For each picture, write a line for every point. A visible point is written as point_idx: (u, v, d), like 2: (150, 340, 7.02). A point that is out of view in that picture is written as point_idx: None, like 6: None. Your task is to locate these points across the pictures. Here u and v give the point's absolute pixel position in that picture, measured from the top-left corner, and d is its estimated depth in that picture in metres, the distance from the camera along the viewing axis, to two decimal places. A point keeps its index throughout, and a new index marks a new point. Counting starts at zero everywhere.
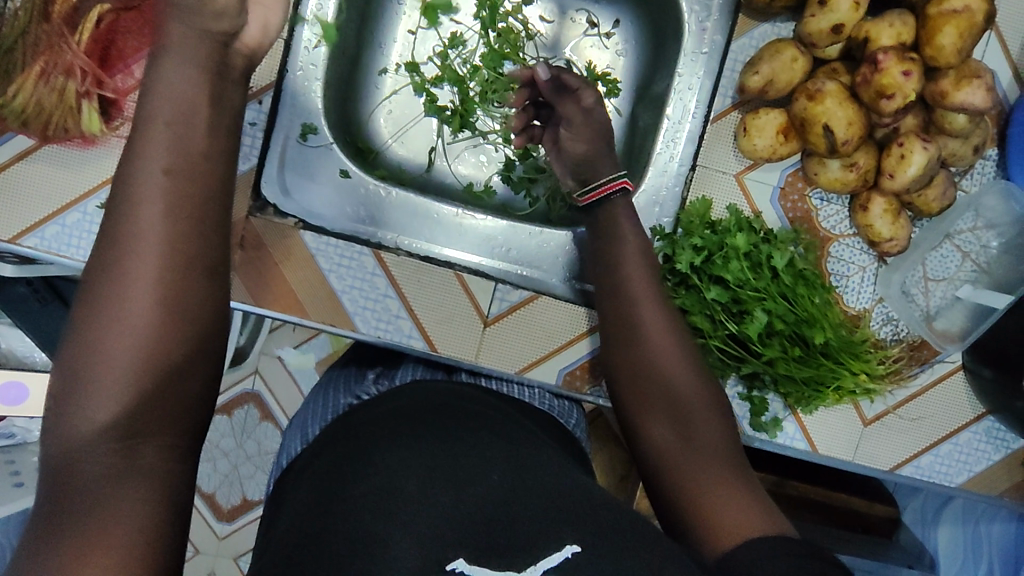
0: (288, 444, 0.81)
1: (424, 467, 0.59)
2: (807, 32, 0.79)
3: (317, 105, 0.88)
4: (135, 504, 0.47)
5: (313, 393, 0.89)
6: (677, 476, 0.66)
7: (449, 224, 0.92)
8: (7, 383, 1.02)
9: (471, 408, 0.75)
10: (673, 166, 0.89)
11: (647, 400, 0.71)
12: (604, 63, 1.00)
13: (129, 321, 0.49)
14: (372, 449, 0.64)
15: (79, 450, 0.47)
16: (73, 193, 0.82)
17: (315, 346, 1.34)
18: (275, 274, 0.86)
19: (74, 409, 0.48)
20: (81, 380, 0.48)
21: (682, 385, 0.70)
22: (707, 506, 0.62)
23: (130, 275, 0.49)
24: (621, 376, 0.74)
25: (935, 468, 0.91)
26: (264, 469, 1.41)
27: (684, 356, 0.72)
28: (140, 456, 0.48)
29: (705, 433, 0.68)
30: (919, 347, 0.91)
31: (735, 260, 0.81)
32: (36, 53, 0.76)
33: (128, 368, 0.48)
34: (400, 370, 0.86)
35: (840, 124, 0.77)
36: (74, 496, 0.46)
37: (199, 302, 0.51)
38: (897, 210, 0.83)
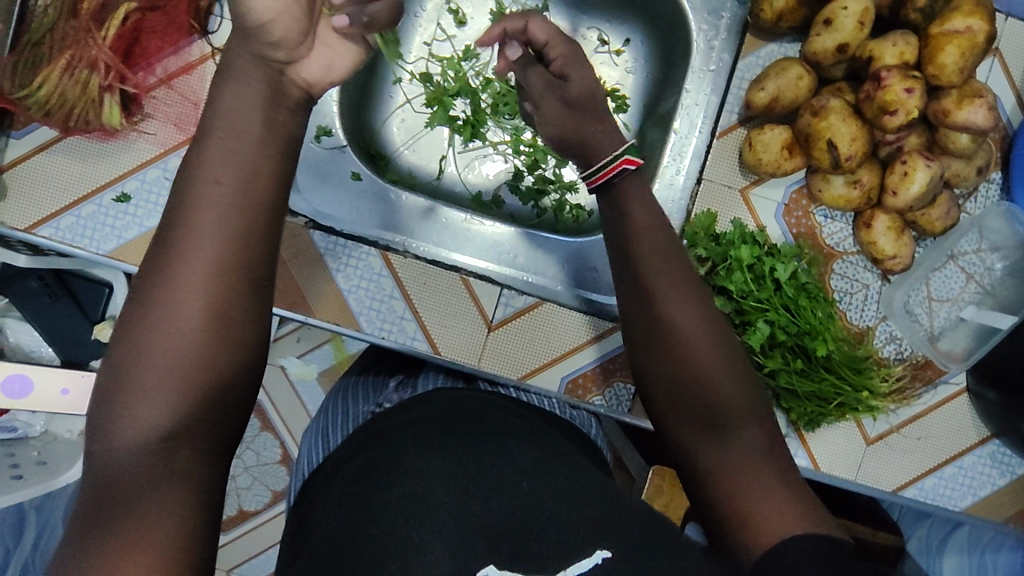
0: (310, 454, 0.82)
1: (449, 474, 0.60)
2: (812, 51, 0.81)
3: (333, 109, 0.90)
4: (171, 503, 0.46)
5: (331, 401, 0.90)
6: (715, 481, 0.61)
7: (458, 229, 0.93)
8: (12, 375, 1.03)
9: (495, 415, 0.74)
10: (680, 180, 0.89)
11: (678, 403, 0.64)
12: (613, 79, 1.03)
13: (173, 328, 0.51)
14: (394, 458, 0.64)
15: (123, 451, 0.48)
16: (90, 185, 0.83)
17: (318, 357, 1.35)
18: (286, 274, 0.88)
19: (122, 412, 0.49)
20: (124, 382, 0.50)
21: (722, 386, 0.63)
22: (744, 514, 0.58)
23: (172, 272, 0.51)
24: (655, 375, 0.65)
25: (940, 491, 0.89)
26: (261, 480, 1.41)
27: (720, 352, 0.64)
28: (175, 459, 0.49)
29: (742, 434, 0.62)
30: (923, 367, 0.90)
31: (738, 271, 0.82)
32: (64, 48, 0.81)
33: (169, 372, 0.50)
34: (422, 377, 0.84)
35: (843, 140, 0.79)
36: (116, 493, 0.47)
37: (244, 303, 0.53)
38: (900, 228, 0.84)
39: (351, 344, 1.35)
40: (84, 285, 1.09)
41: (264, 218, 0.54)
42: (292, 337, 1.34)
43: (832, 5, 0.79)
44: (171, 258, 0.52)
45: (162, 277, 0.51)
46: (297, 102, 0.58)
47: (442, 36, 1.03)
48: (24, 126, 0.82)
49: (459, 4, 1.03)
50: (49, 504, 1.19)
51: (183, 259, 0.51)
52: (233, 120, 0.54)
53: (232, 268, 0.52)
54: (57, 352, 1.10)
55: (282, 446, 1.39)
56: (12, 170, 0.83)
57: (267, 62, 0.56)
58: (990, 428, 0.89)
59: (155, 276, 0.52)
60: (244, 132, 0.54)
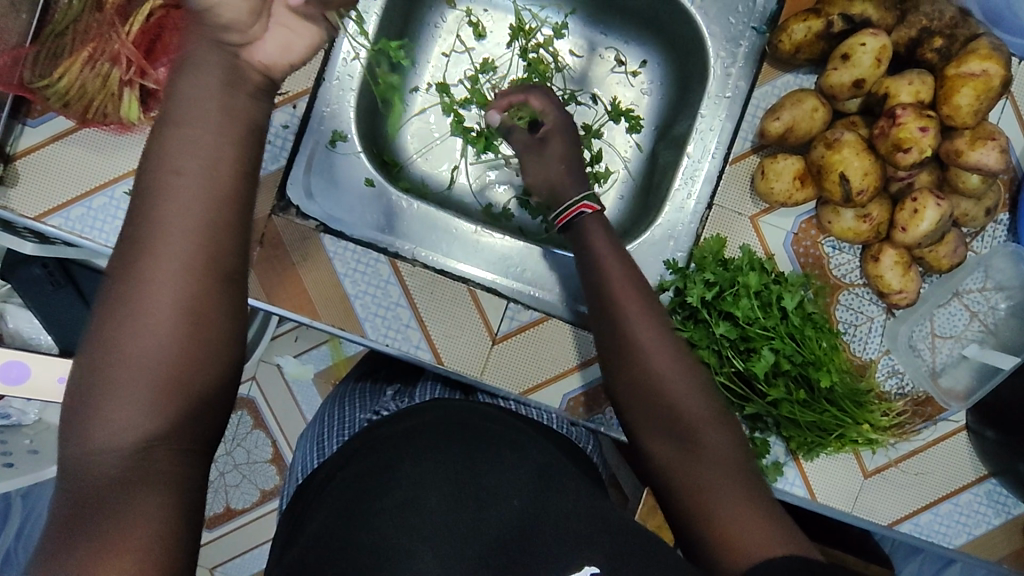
0: (304, 459, 0.83)
1: (448, 489, 0.61)
2: (828, 84, 0.82)
3: (348, 114, 0.88)
4: (153, 504, 0.49)
5: (327, 406, 0.92)
6: (692, 490, 0.63)
7: (463, 237, 0.91)
8: (9, 362, 1.03)
9: (494, 428, 0.73)
10: (690, 205, 0.90)
11: (649, 416, 0.67)
12: (628, 99, 1.05)
13: (146, 328, 0.51)
14: (393, 466, 0.65)
15: (99, 453, 0.50)
16: (102, 176, 0.83)
17: (316, 357, 1.36)
18: (291, 274, 0.87)
19: (96, 414, 0.50)
20: (102, 383, 0.50)
21: (689, 402, 0.66)
22: (719, 526, 0.60)
23: (144, 272, 0.51)
24: (626, 395, 0.68)
25: (934, 528, 0.90)
26: (250, 478, 1.40)
27: (685, 372, 0.67)
28: (153, 460, 0.51)
29: (712, 444, 0.64)
30: (924, 403, 0.90)
31: (746, 297, 0.82)
32: (86, 40, 0.80)
33: (144, 373, 0.51)
34: (420, 388, 0.86)
35: (855, 174, 0.79)
36: (99, 494, 0.49)
37: (217, 298, 0.53)
38: (907, 263, 0.85)
39: (349, 346, 1.36)
40: (92, 279, 1.09)
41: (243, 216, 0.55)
42: (291, 336, 1.35)
43: (850, 41, 0.79)
44: (150, 257, 0.52)
45: (161, 274, 0.51)
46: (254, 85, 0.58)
47: (461, 48, 1.04)
48: (40, 115, 0.82)
49: (480, 18, 1.05)
50: (36, 493, 1.18)
51: (156, 255, 0.52)
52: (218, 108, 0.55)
53: (200, 270, 0.52)
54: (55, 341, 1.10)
55: (274, 445, 1.38)
56: (25, 159, 0.83)
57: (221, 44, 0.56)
58: (987, 467, 0.90)
59: (141, 275, 0.51)
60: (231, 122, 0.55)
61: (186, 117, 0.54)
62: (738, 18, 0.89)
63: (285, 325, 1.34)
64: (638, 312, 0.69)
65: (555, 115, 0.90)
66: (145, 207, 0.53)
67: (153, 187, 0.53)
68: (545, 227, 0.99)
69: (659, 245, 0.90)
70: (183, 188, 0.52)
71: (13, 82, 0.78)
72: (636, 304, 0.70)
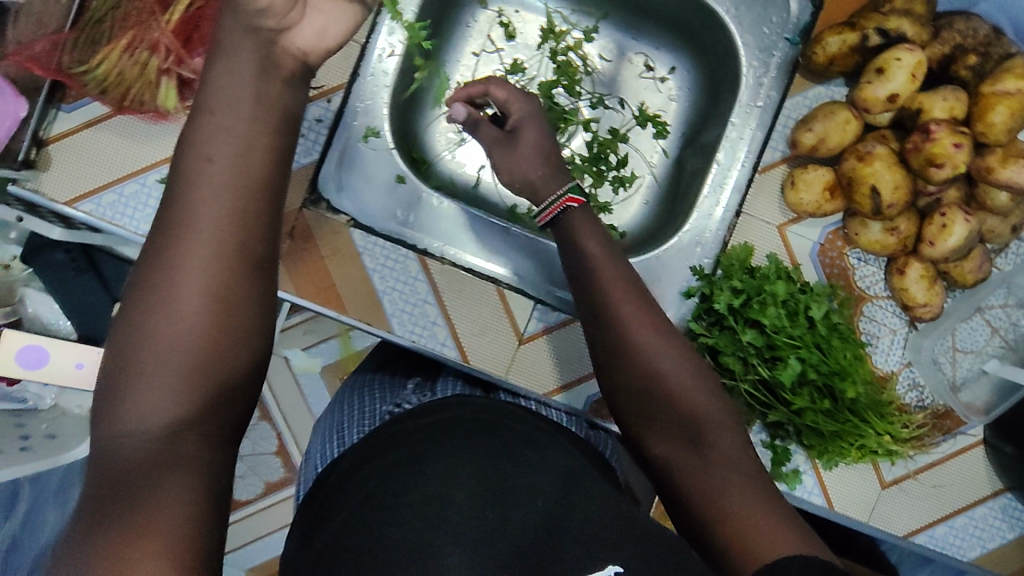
0: (323, 449, 0.83)
1: (480, 489, 0.61)
2: (862, 97, 0.82)
3: (382, 109, 0.88)
4: (179, 488, 0.49)
5: (342, 396, 0.93)
6: (702, 489, 0.66)
7: (480, 228, 0.91)
8: (29, 346, 1.07)
9: (515, 428, 0.73)
10: (718, 212, 0.90)
11: (655, 420, 0.71)
12: (656, 105, 1.05)
13: (179, 313, 0.54)
14: (421, 463, 0.65)
15: (129, 438, 0.51)
16: (136, 164, 0.83)
17: (325, 350, 1.35)
18: (319, 267, 0.88)
19: (128, 398, 0.52)
20: (131, 366, 0.53)
21: (700, 403, 0.70)
22: (736, 530, 0.61)
23: (177, 259, 0.54)
24: (628, 394, 0.72)
25: (949, 540, 0.91)
26: (255, 470, 1.40)
27: (691, 374, 0.71)
28: (181, 446, 0.52)
29: (722, 446, 0.68)
30: (943, 417, 0.91)
31: (773, 305, 0.83)
32: (126, 28, 0.79)
33: (175, 356, 0.53)
34: (441, 383, 0.87)
35: (887, 187, 0.80)
36: (123, 481, 0.49)
37: (245, 286, 0.56)
38: (932, 277, 0.86)
39: (358, 340, 1.35)
40: (116, 267, 1.11)
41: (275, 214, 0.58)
42: (300, 329, 1.33)
43: (885, 55, 0.80)
44: (180, 245, 0.54)
45: None
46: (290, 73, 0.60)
47: (491, 48, 1.05)
48: (75, 100, 0.82)
49: (511, 18, 1.05)
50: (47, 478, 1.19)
51: (191, 244, 0.54)
52: (254, 109, 0.58)
53: (229, 255, 0.55)
54: (77, 327, 1.12)
55: (279, 438, 1.39)
56: (58, 144, 0.82)
57: (257, 30, 0.58)
58: (1004, 482, 0.91)
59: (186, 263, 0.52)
60: (264, 114, 0.58)
61: (225, 111, 0.57)
62: (771, 28, 0.89)
63: (294, 318, 1.32)
64: (643, 311, 0.73)
65: (521, 105, 0.86)
66: (189, 198, 0.55)
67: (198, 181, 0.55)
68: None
69: (686, 251, 0.91)
70: (218, 177, 0.55)
71: (51, 66, 0.78)
72: (629, 302, 0.73)
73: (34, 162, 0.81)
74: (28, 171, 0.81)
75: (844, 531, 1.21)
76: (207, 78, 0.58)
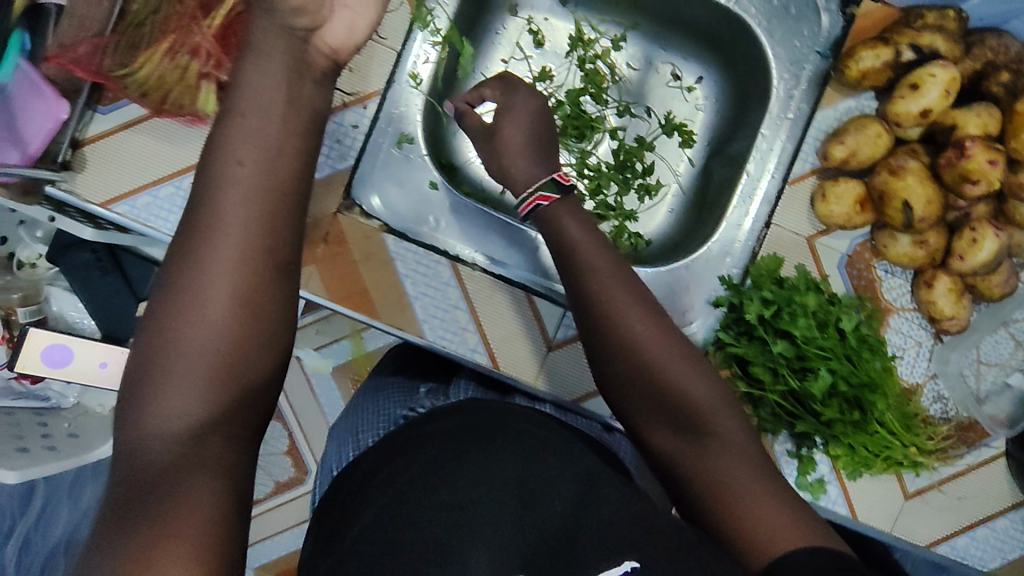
0: (339, 453, 0.83)
1: (512, 489, 0.61)
2: (894, 111, 0.83)
3: (416, 116, 0.90)
4: (204, 488, 0.48)
5: (361, 398, 0.93)
6: (706, 479, 0.66)
7: (489, 222, 0.91)
8: (53, 344, 1.08)
9: (533, 431, 0.72)
10: (747, 223, 0.92)
11: (651, 411, 0.70)
12: (683, 114, 1.06)
13: (204, 315, 0.54)
14: (463, 457, 0.65)
15: (155, 439, 0.51)
16: (171, 166, 0.83)
17: (335, 351, 1.35)
18: (352, 271, 0.88)
19: (153, 398, 0.52)
20: (158, 370, 0.53)
21: (693, 390, 0.69)
22: (752, 521, 0.62)
23: (203, 264, 0.54)
24: (621, 386, 0.71)
25: (970, 551, 0.92)
26: (266, 469, 1.41)
27: (684, 362, 0.70)
28: (206, 446, 0.51)
29: (721, 432, 0.68)
30: (968, 429, 0.92)
31: (803, 317, 0.83)
32: (166, 31, 0.79)
33: (200, 357, 0.53)
34: (454, 387, 0.87)
35: (918, 202, 0.81)
36: (148, 482, 0.49)
37: (271, 288, 0.56)
38: (960, 291, 0.86)
39: (370, 341, 1.33)
40: (140, 270, 1.09)
41: (300, 218, 0.58)
42: (312, 329, 1.33)
43: (919, 71, 0.81)
44: (207, 249, 0.55)
45: None
46: (322, 72, 0.64)
47: (520, 55, 1.05)
48: (112, 102, 0.82)
49: (540, 26, 1.05)
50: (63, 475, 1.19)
51: (219, 247, 0.55)
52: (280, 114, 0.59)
53: (257, 256, 0.55)
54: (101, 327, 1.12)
55: (291, 438, 1.40)
56: (93, 145, 0.82)
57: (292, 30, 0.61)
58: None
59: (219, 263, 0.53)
60: (297, 115, 0.60)
61: (256, 114, 0.58)
62: (802, 42, 0.91)
63: (307, 317, 1.32)
64: (630, 301, 0.72)
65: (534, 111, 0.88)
66: (224, 200, 0.56)
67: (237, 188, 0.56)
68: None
69: (715, 261, 0.93)
70: (248, 179, 0.56)
71: (91, 69, 0.76)
72: (632, 294, 0.73)
73: (69, 164, 0.81)
74: (64, 173, 0.81)
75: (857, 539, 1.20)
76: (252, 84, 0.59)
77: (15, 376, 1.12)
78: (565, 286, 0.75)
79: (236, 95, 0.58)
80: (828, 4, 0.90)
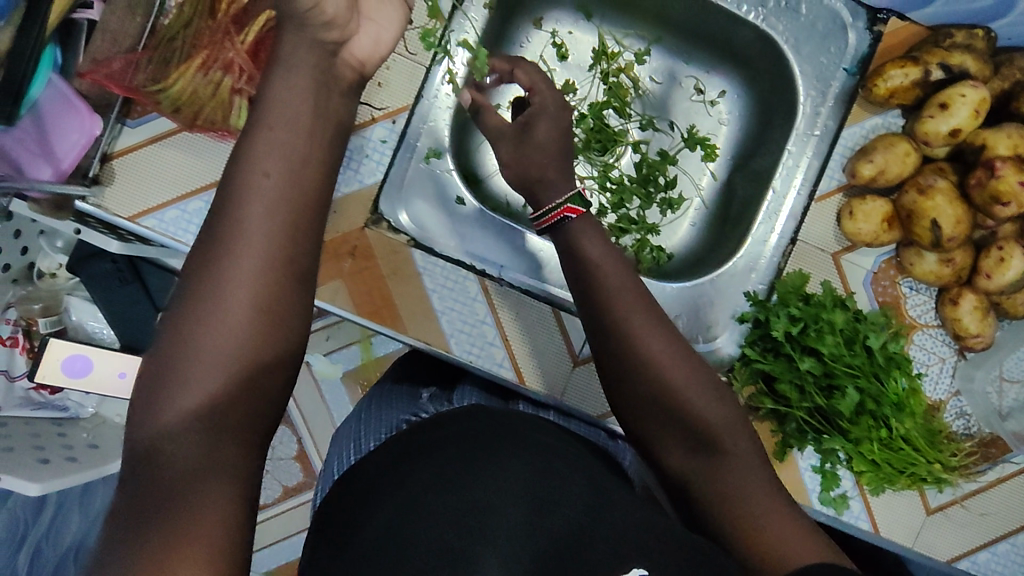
0: (340, 457, 0.79)
1: (522, 488, 0.55)
2: (922, 130, 0.84)
3: (443, 133, 0.92)
4: (217, 500, 0.47)
5: (365, 406, 0.89)
6: (720, 497, 0.65)
7: (505, 236, 0.93)
8: (73, 355, 1.08)
9: (539, 437, 0.66)
10: (773, 239, 0.92)
11: (663, 427, 0.69)
12: (706, 128, 1.06)
13: (225, 321, 0.52)
14: (471, 460, 0.58)
15: (164, 444, 0.49)
16: (200, 180, 0.82)
17: (346, 356, 1.35)
18: (381, 286, 0.88)
19: (164, 401, 0.50)
20: (174, 375, 0.51)
21: (707, 408, 0.68)
22: (767, 545, 0.61)
23: (226, 271, 0.53)
24: (634, 403, 0.69)
25: (991, 567, 0.92)
26: (274, 474, 1.40)
27: (698, 378, 0.69)
28: (220, 455, 0.50)
29: (734, 450, 0.67)
30: (989, 445, 0.92)
31: (830, 335, 0.84)
32: (200, 47, 0.79)
33: (216, 362, 0.51)
34: (457, 394, 0.87)
35: (947, 221, 0.82)
36: (159, 489, 0.47)
37: (290, 297, 0.55)
38: (986, 309, 0.87)
39: (379, 347, 1.35)
40: (159, 279, 1.09)
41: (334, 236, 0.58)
42: (323, 335, 1.34)
43: (950, 90, 0.82)
44: (233, 254, 0.53)
45: None
46: (349, 85, 0.63)
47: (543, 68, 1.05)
48: (141, 116, 0.82)
49: (564, 40, 1.05)
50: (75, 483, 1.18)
51: (241, 253, 0.53)
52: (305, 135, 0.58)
53: (279, 265, 0.54)
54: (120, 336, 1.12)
55: (300, 443, 1.39)
56: (121, 159, 0.81)
57: (322, 45, 0.60)
58: None
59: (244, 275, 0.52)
60: (322, 131, 0.59)
61: (283, 128, 0.57)
62: (829, 58, 0.91)
63: (317, 323, 1.33)
64: (644, 311, 0.70)
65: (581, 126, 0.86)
66: (249, 209, 0.54)
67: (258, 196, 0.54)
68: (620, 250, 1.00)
69: (741, 277, 0.93)
70: (272, 192, 0.55)
71: (124, 84, 0.76)
72: (646, 306, 0.71)
73: (99, 178, 0.81)
74: (94, 188, 0.80)
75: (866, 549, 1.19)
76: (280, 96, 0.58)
77: (33, 387, 1.11)
78: (581, 297, 0.72)
79: (271, 115, 0.57)
80: (856, 22, 0.90)
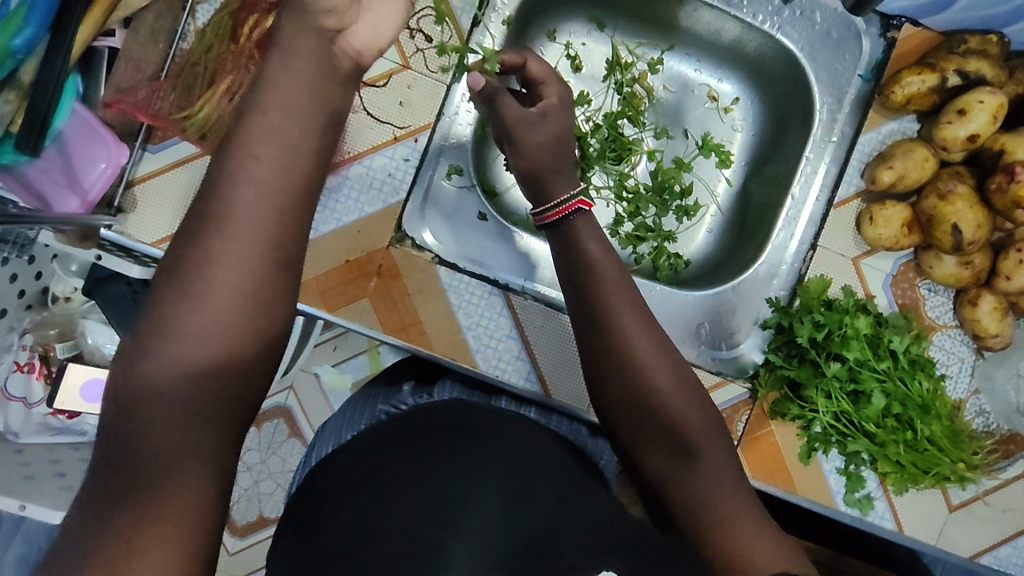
0: (320, 447, 0.75)
1: (509, 490, 0.53)
2: (941, 136, 0.85)
3: (466, 149, 0.92)
4: (194, 479, 0.48)
5: (348, 403, 0.83)
6: (686, 505, 0.65)
7: (506, 241, 0.93)
8: (91, 379, 1.07)
9: (510, 432, 0.63)
10: (792, 245, 0.93)
11: (648, 433, 0.69)
12: (721, 135, 1.06)
13: (212, 307, 0.50)
14: (463, 458, 0.56)
15: (139, 422, 0.49)
16: None
17: (353, 367, 1.32)
18: (406, 304, 0.88)
19: (142, 380, 0.49)
20: (152, 353, 0.50)
21: (692, 416, 0.69)
22: (732, 548, 0.61)
23: (214, 256, 0.50)
24: (623, 410, 0.70)
25: (1013, 561, 0.93)
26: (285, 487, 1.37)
27: (689, 390, 0.70)
28: (198, 437, 0.49)
29: (710, 457, 0.67)
30: (1007, 441, 0.94)
31: (855, 340, 0.86)
32: (224, 73, 0.78)
33: (197, 345, 0.50)
34: (438, 387, 0.81)
35: (968, 225, 0.83)
36: (134, 465, 0.48)
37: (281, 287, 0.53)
38: (1004, 309, 0.88)
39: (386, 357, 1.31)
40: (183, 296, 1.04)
41: None
42: (329, 346, 1.32)
43: (967, 97, 0.83)
44: (225, 242, 0.51)
45: None
46: None
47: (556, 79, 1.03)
48: (163, 141, 0.80)
49: (577, 50, 1.06)
50: None
51: (227, 238, 0.51)
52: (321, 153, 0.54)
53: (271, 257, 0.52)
54: None
55: None
56: (144, 185, 0.80)
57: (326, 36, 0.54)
58: None
59: (243, 276, 0.51)
60: None
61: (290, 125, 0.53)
62: (844, 65, 0.92)
63: (325, 334, 1.32)
64: (641, 312, 0.71)
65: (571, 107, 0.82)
66: (262, 220, 0.52)
67: (262, 212, 0.51)
68: (636, 258, 1.01)
69: (762, 283, 0.94)
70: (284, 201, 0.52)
71: (149, 112, 0.77)
72: (646, 321, 0.71)
73: (123, 206, 0.80)
74: (118, 217, 0.80)
75: (880, 546, 1.18)
76: (291, 104, 0.53)
77: (50, 412, 1.09)
78: (580, 305, 0.72)
79: None
80: (870, 29, 0.91)
